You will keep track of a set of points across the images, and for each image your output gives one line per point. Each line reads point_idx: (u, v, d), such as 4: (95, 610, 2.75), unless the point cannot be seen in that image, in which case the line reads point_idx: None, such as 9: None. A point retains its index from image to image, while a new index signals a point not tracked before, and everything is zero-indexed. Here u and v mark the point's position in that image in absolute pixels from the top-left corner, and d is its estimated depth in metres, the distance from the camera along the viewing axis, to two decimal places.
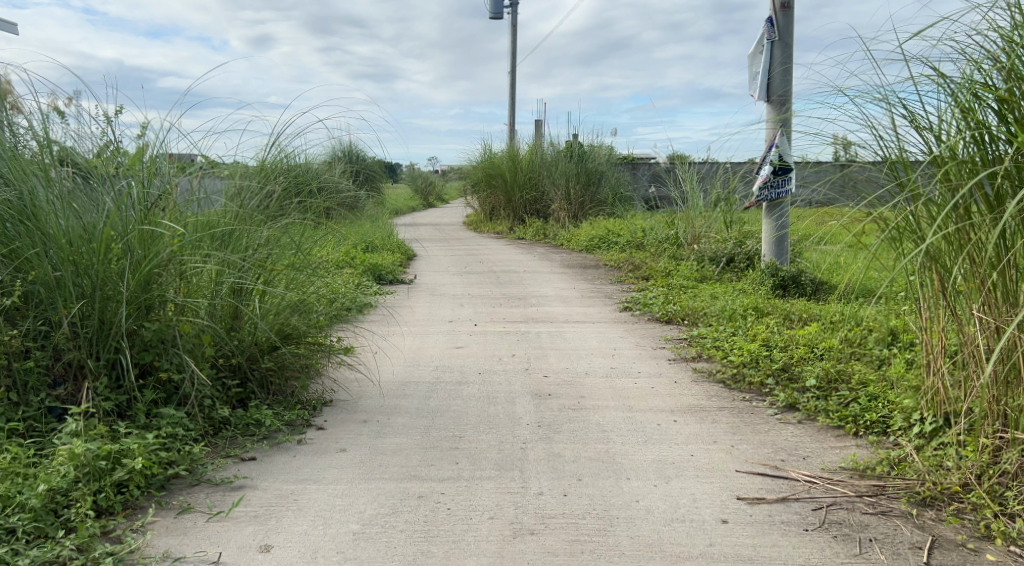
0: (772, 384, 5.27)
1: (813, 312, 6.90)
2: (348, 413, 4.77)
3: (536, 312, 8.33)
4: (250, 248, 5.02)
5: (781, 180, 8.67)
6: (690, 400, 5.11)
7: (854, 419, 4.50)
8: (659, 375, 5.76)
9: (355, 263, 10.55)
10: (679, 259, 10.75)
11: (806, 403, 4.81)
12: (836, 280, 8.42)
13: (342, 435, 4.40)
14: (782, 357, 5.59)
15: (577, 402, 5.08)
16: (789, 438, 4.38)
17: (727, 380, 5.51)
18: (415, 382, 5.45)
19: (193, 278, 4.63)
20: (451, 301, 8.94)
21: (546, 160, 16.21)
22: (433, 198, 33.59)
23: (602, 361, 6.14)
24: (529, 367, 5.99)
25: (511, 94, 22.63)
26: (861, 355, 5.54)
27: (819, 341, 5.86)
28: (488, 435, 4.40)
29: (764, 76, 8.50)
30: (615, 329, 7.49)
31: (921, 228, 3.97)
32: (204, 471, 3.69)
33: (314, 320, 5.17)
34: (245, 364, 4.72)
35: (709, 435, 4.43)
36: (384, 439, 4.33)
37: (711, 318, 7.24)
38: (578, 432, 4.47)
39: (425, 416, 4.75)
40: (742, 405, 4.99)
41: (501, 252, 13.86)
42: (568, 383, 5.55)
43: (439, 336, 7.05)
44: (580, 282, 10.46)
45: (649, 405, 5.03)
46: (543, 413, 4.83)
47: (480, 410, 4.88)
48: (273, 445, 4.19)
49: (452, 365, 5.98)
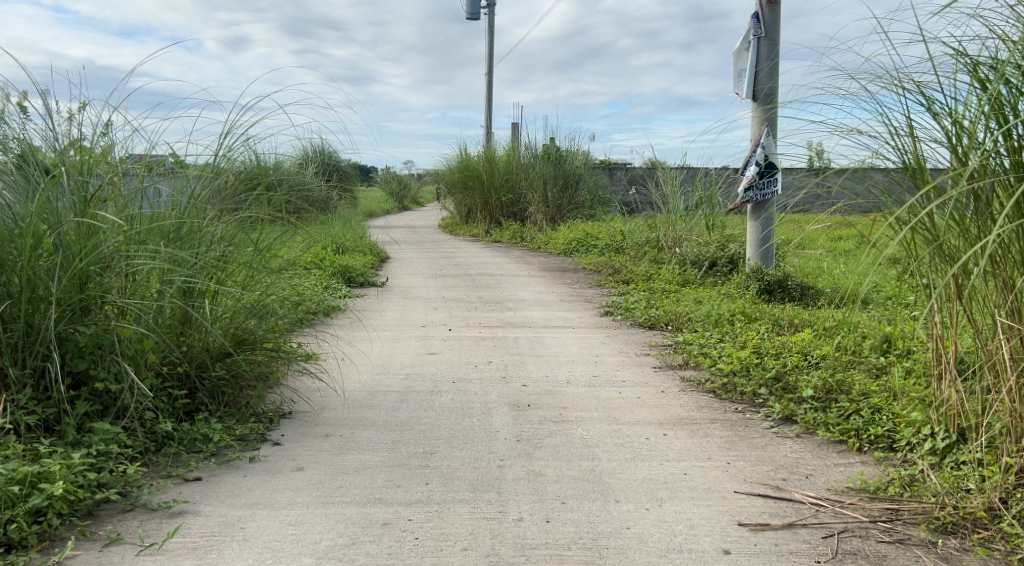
0: (765, 395, 4.92)
1: (803, 318, 6.57)
2: (307, 426, 4.36)
3: (513, 316, 7.96)
4: (203, 245, 4.61)
5: (767, 181, 8.36)
6: (680, 412, 4.75)
7: (857, 433, 4.15)
8: (645, 384, 5.40)
9: (324, 266, 10.12)
10: (660, 263, 10.44)
11: (804, 415, 4.46)
12: (824, 285, 8.10)
13: (300, 451, 3.99)
14: (775, 365, 5.23)
15: (559, 414, 4.70)
16: (789, 454, 4.03)
17: (717, 390, 5.16)
18: (383, 392, 5.05)
19: (136, 277, 4.21)
20: (425, 304, 8.55)
21: (523, 162, 15.84)
22: (407, 200, 33.14)
23: (584, 370, 5.77)
24: (506, 375, 5.61)
25: (487, 96, 22.31)
26: (859, 364, 5.19)
27: (813, 349, 5.52)
28: (462, 451, 4.01)
29: (751, 73, 8.21)
30: (597, 334, 7.14)
31: (936, 226, 3.62)
32: (139, 494, 3.29)
33: (271, 323, 4.77)
34: (193, 373, 4.29)
35: (702, 451, 4.07)
36: (347, 456, 3.93)
37: (697, 324, 6.92)
38: (561, 447, 4.09)
39: (393, 430, 4.35)
40: (735, 417, 4.64)
41: (477, 254, 13.49)
42: (548, 392, 5.17)
43: (412, 341, 6.65)
44: (559, 285, 10.11)
45: (636, 417, 4.67)
46: (521, 426, 4.45)
47: (453, 423, 4.49)
48: (221, 464, 3.77)
49: (424, 373, 5.58)
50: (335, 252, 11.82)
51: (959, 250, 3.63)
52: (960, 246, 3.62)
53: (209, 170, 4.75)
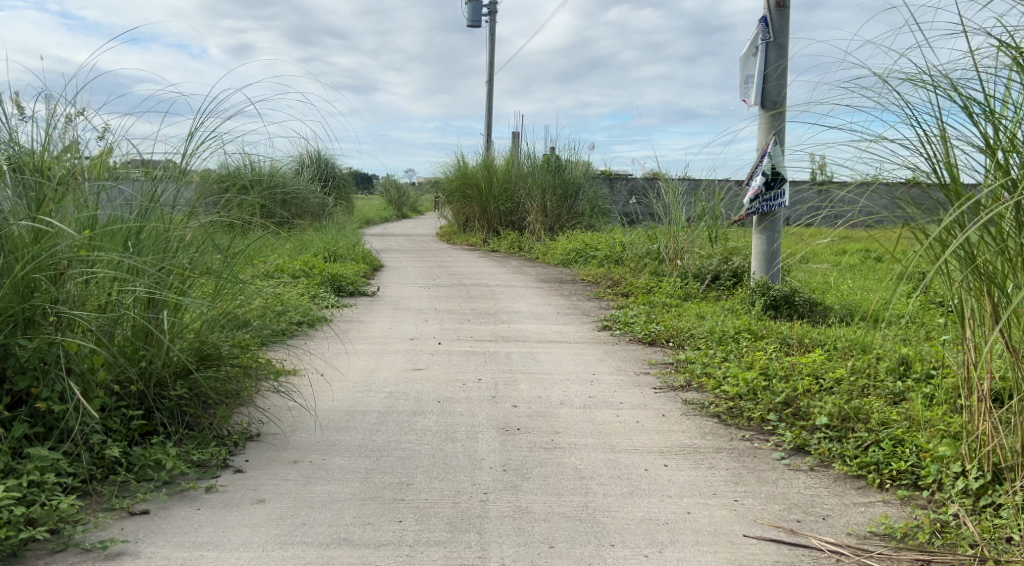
0: (774, 422, 4.55)
1: (812, 336, 6.21)
2: (276, 451, 4.00)
3: (506, 329, 7.60)
4: (169, 251, 4.27)
5: (773, 193, 8.00)
6: (682, 439, 4.38)
7: (878, 467, 3.78)
8: (645, 406, 5.02)
9: (313, 274, 9.75)
10: (660, 276, 10.08)
11: (819, 445, 4.10)
12: (832, 301, 7.74)
13: (264, 480, 3.62)
14: (785, 389, 4.87)
15: (551, 439, 4.32)
16: (802, 490, 3.65)
17: (722, 415, 4.80)
18: (362, 412, 4.69)
19: (89, 285, 3.85)
20: (415, 316, 8.17)
21: (522, 170, 15.48)
22: (406, 208, 32.77)
23: (580, 389, 5.39)
24: (496, 394, 5.23)
25: (487, 104, 21.99)
26: (875, 388, 4.83)
27: (825, 371, 5.15)
28: (441, 483, 3.64)
29: (758, 79, 7.88)
30: (594, 350, 6.77)
31: (967, 241, 3.30)
32: (72, 532, 2.94)
33: (239, 337, 4.42)
34: (151, 390, 3.93)
35: (707, 485, 3.70)
36: (315, 487, 3.56)
37: (699, 341, 6.57)
38: (553, 478, 3.72)
39: (369, 456, 3.98)
40: (742, 446, 4.27)
41: (472, 264, 13.14)
42: (540, 414, 4.80)
43: (398, 355, 6.29)
44: (556, 297, 9.74)
45: (635, 443, 4.29)
46: (509, 454, 4.07)
47: (434, 449, 4.12)
48: (173, 495, 3.40)
49: (408, 391, 5.22)
50: (326, 259, 11.45)
51: (995, 269, 3.31)
52: (1000, 266, 3.31)
53: (181, 168, 4.45)
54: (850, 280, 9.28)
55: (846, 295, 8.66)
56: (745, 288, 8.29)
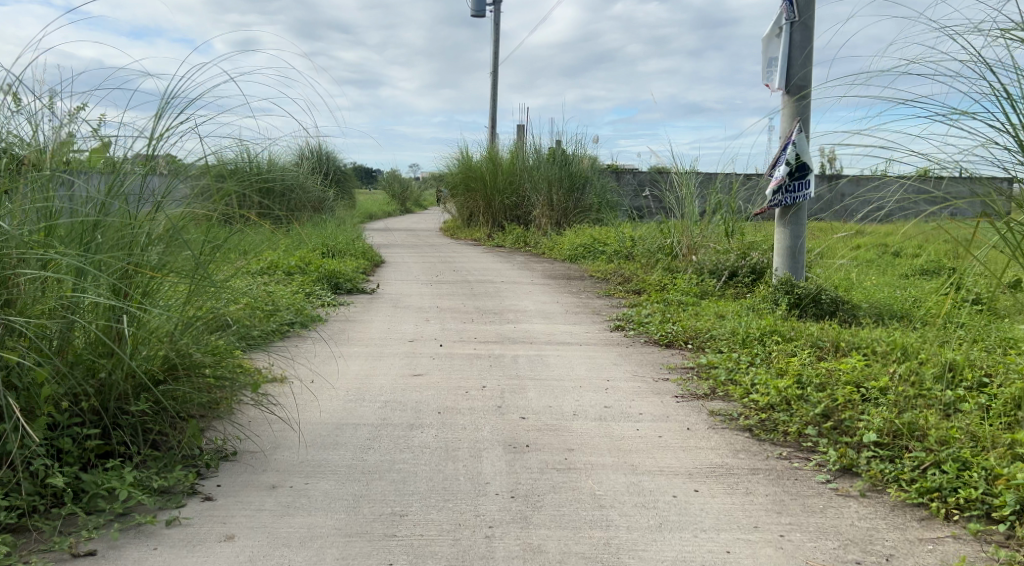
0: (814, 437, 4.08)
1: (845, 337, 5.73)
2: (254, 475, 3.54)
3: (512, 329, 7.12)
4: (135, 246, 3.79)
5: (797, 183, 7.48)
6: (712, 457, 3.91)
7: (942, 494, 3.29)
8: (667, 418, 4.54)
9: (309, 270, 9.27)
10: (674, 272, 9.59)
11: (869, 467, 3.62)
12: (860, 300, 7.24)
13: (235, 511, 3.16)
14: (823, 400, 4.39)
15: (564, 459, 3.84)
16: (856, 522, 3.17)
17: (755, 428, 4.32)
18: (353, 426, 4.24)
19: (33, 290, 3.39)
20: (416, 315, 7.67)
21: (528, 163, 14.93)
22: (410, 202, 32.29)
23: (594, 398, 4.93)
24: (502, 404, 4.74)
25: (492, 96, 21.45)
26: (924, 398, 4.34)
27: (866, 379, 4.67)
28: (439, 513, 3.18)
29: (782, 61, 7.42)
30: (607, 353, 6.30)
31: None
32: None
33: (212, 343, 3.93)
34: (110, 406, 3.46)
35: (745, 516, 3.23)
36: (294, 519, 3.11)
37: (721, 344, 6.11)
38: (568, 508, 3.24)
39: (359, 480, 3.53)
40: (780, 466, 3.79)
41: (477, 259, 12.65)
42: (552, 428, 4.31)
43: (396, 359, 5.82)
44: (564, 295, 9.24)
45: (659, 463, 3.82)
46: (518, 476, 3.59)
47: (433, 471, 3.65)
48: (127, 530, 2.95)
49: (406, 400, 4.76)
50: (325, 255, 10.95)
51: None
52: None
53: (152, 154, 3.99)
54: (873, 279, 8.80)
55: (873, 293, 8.17)
56: (767, 286, 7.80)
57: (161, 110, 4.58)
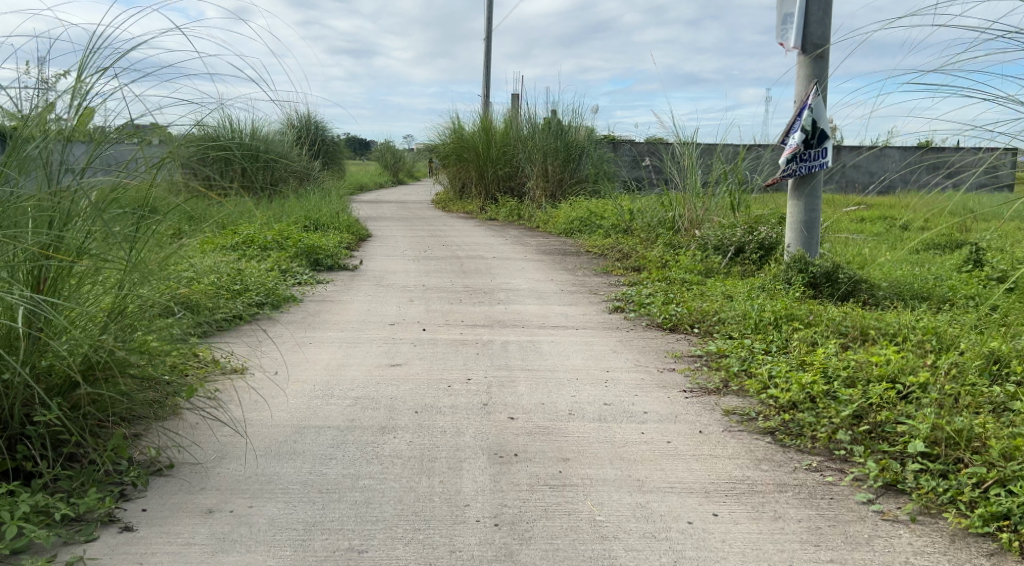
0: (848, 444, 3.54)
1: (870, 322, 5.17)
2: (190, 495, 2.97)
3: (503, 311, 6.53)
4: (56, 226, 3.21)
5: (813, 152, 6.90)
6: (730, 470, 3.34)
7: (1013, 522, 2.76)
8: (676, 419, 3.97)
9: (287, 245, 8.63)
10: (676, 247, 9.00)
11: (918, 485, 3.09)
12: (879, 279, 6.69)
13: (159, 545, 2.61)
14: (855, 399, 3.85)
15: (558, 472, 3.28)
16: (913, 560, 2.65)
17: (778, 432, 3.76)
18: (314, 429, 3.66)
19: None
20: (399, 295, 7.07)
21: (521, 133, 14.27)
22: (402, 172, 31.61)
23: (593, 394, 4.36)
24: (488, 402, 4.17)
25: (485, 64, 20.70)
26: (972, 395, 3.79)
27: (901, 372, 4.13)
28: (406, 548, 2.64)
29: (799, 17, 6.83)
30: (605, 338, 5.72)
31: None
32: None
33: (141, 338, 3.33)
34: (14, 413, 2.87)
35: (776, 551, 2.69)
36: (230, 558, 2.56)
37: (731, 329, 5.54)
38: (564, 541, 2.70)
39: (314, 501, 2.96)
40: (812, 481, 3.24)
41: (467, 233, 12.04)
42: (544, 432, 3.74)
43: (372, 347, 5.24)
44: (559, 272, 8.64)
45: (670, 477, 3.26)
46: (503, 497, 3.03)
47: (403, 487, 3.09)
48: None
49: (379, 397, 4.18)
50: (306, 228, 10.31)
51: None
52: None
53: (79, 113, 3.39)
54: (887, 252, 8.25)
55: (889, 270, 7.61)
56: (778, 263, 7.23)
57: (86, 61, 3.92)
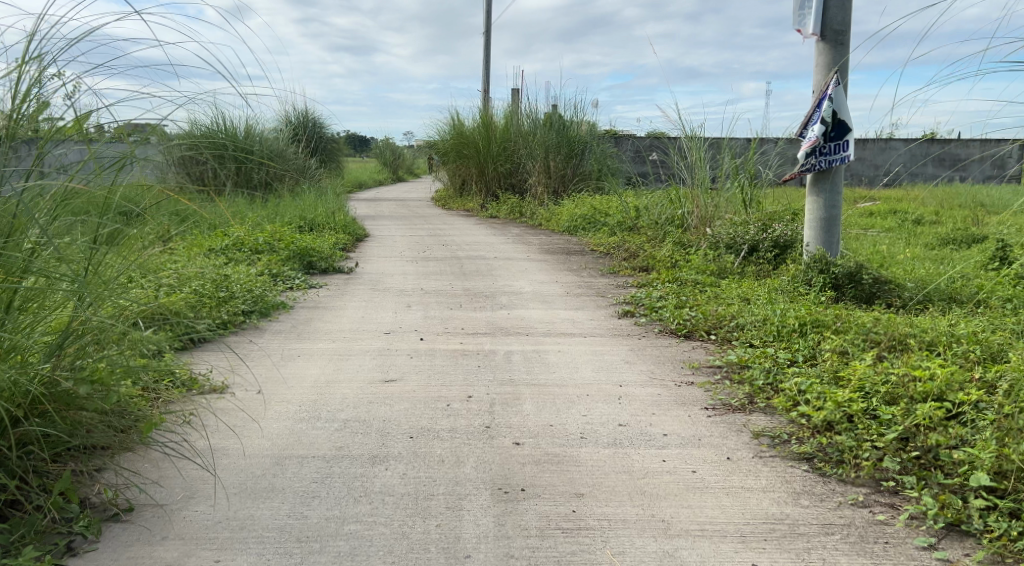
0: (898, 475, 3.14)
1: (903, 328, 4.75)
2: (149, 547, 2.59)
3: (506, 317, 6.12)
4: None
5: (833, 146, 6.49)
6: (766, 507, 2.94)
7: None
8: (699, 444, 3.56)
9: (277, 247, 8.20)
10: (686, 246, 8.58)
11: (987, 526, 2.70)
12: (906, 280, 6.28)
13: None
14: (901, 420, 3.43)
15: (571, 511, 2.88)
16: None
17: (816, 459, 3.36)
18: (294, 461, 3.26)
19: None
20: (395, 300, 6.65)
21: (522, 127, 13.85)
22: (402, 168, 31.20)
23: (605, 413, 3.95)
24: (491, 424, 3.77)
25: (483, 58, 20.27)
26: None
27: (947, 387, 3.71)
28: None
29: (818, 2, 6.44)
30: (616, 347, 5.30)
31: None
32: None
33: (91, 366, 2.91)
34: None
35: None
36: None
37: (751, 336, 5.13)
38: None
39: (290, 555, 2.57)
40: (861, 520, 2.84)
41: (467, 232, 11.62)
42: (554, 460, 3.34)
43: (364, 360, 4.82)
44: (565, 273, 8.22)
45: (698, 517, 2.86)
46: (508, 545, 2.65)
47: (392, 534, 2.70)
48: None
49: (369, 420, 3.77)
50: (301, 228, 9.89)
51: None
52: None
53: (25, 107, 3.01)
54: (906, 248, 7.84)
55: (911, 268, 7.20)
56: (796, 262, 6.82)
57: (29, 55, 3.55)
